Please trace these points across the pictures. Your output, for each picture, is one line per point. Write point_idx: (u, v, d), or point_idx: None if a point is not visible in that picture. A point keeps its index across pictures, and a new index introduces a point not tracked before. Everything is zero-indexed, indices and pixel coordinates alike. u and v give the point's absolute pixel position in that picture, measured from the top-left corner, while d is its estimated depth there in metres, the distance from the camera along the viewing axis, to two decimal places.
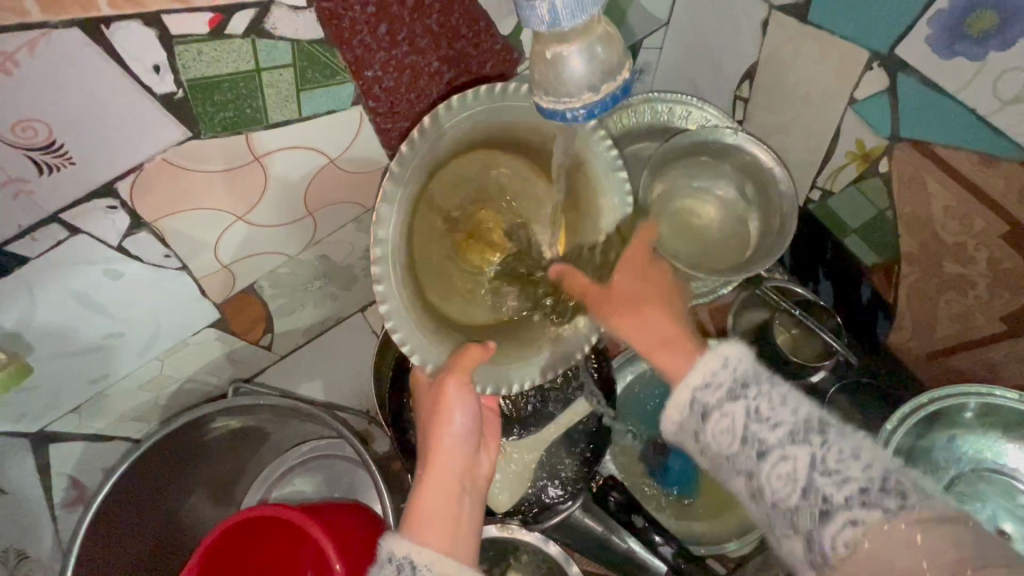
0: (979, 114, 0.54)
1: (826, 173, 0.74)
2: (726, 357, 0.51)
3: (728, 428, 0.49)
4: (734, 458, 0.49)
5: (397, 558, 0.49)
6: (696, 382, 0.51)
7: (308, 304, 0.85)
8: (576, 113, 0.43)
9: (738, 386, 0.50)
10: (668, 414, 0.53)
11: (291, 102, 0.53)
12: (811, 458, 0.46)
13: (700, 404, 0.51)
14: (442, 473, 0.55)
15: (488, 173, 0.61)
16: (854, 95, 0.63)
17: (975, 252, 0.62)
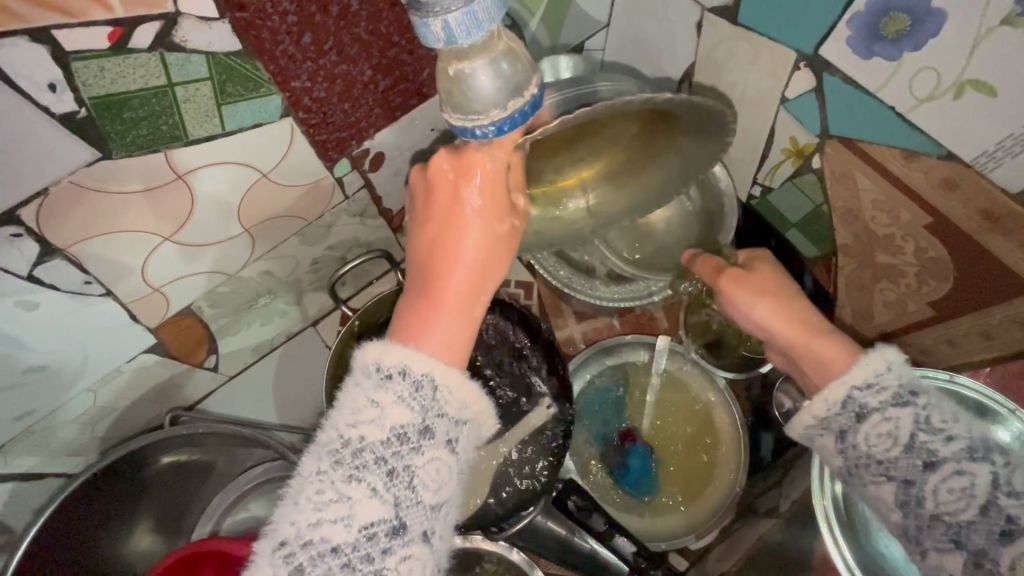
0: (898, 111, 0.55)
1: (765, 169, 0.76)
2: (890, 361, 0.50)
3: (887, 431, 0.48)
4: (891, 463, 0.48)
5: (412, 374, 0.43)
6: (855, 379, 0.51)
7: (255, 322, 0.83)
8: (485, 129, 0.42)
9: (906, 392, 0.49)
10: (815, 408, 0.52)
11: (213, 117, 0.51)
12: (992, 476, 0.45)
13: (858, 402, 0.50)
14: (462, 288, 0.47)
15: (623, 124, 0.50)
16: (785, 94, 0.65)
17: (902, 242, 0.65)
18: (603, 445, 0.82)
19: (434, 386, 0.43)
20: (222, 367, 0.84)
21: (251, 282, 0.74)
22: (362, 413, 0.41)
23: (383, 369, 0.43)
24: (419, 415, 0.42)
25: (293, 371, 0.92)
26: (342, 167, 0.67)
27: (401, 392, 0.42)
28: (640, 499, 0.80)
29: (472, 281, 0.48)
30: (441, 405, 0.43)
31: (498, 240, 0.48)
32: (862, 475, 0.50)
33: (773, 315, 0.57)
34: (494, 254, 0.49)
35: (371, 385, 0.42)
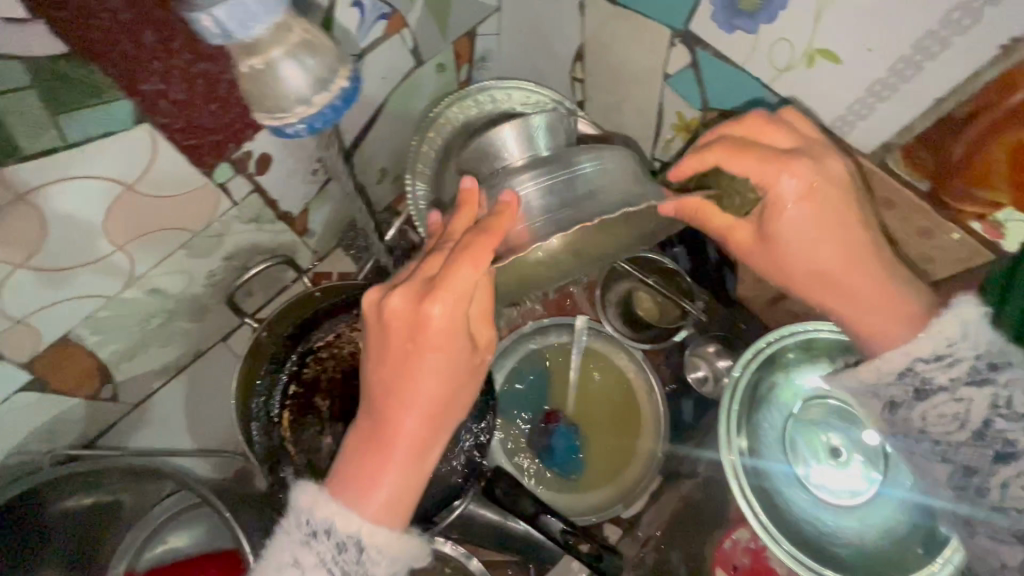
0: (763, 82, 0.58)
1: (660, 146, 0.78)
2: (966, 324, 0.50)
3: (954, 413, 0.50)
4: (950, 445, 0.50)
5: (336, 536, 0.50)
6: (921, 351, 0.51)
7: (154, 344, 0.77)
8: (295, 128, 0.43)
9: (985, 366, 0.49)
10: (875, 370, 0.53)
11: (49, 128, 0.46)
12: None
13: (926, 376, 0.51)
14: (408, 448, 0.51)
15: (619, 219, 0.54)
16: (667, 71, 0.67)
17: None
18: (530, 428, 0.83)
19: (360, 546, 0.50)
20: (121, 395, 0.79)
21: (138, 303, 0.69)
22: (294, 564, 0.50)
23: (312, 525, 0.50)
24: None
25: (204, 392, 0.87)
26: (224, 172, 0.64)
27: (324, 553, 0.50)
28: (570, 478, 0.82)
29: (415, 442, 0.51)
30: (370, 564, 0.51)
31: (451, 399, 0.52)
32: (916, 447, 0.53)
33: (821, 271, 0.56)
34: (443, 404, 0.52)
35: (303, 537, 0.50)
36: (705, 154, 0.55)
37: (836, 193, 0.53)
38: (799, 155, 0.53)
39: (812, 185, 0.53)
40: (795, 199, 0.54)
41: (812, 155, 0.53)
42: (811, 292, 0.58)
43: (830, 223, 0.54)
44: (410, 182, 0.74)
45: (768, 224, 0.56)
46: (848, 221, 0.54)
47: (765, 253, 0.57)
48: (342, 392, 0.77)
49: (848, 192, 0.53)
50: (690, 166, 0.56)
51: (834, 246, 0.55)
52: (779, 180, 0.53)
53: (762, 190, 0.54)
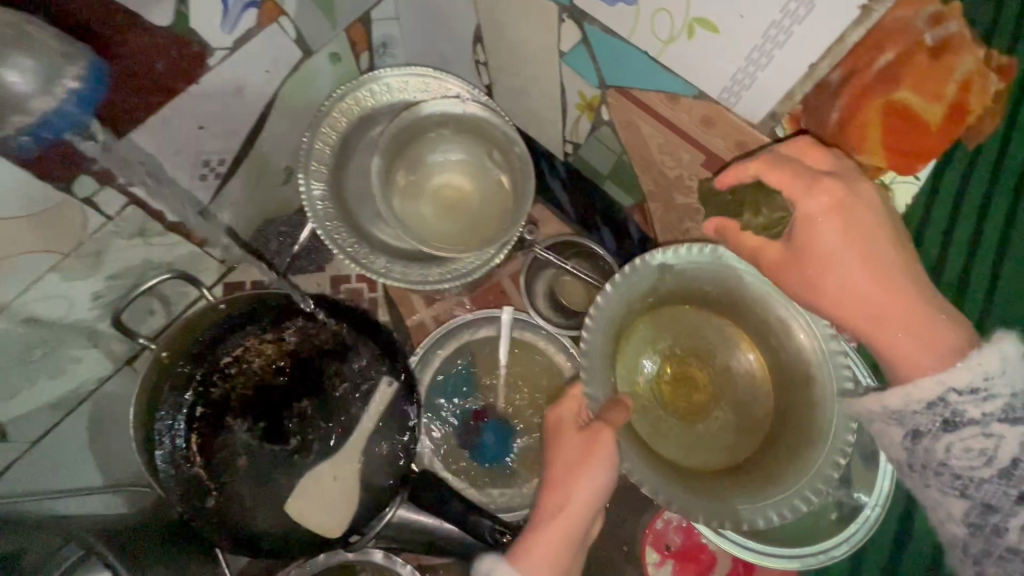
0: (649, 56, 0.56)
1: (569, 126, 0.76)
2: (1000, 359, 0.44)
3: (981, 448, 0.45)
4: (978, 481, 0.45)
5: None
6: (955, 381, 0.46)
7: (42, 376, 0.71)
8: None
9: (1018, 406, 0.44)
10: (893, 398, 0.48)
11: None
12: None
13: (950, 405, 0.46)
14: (576, 512, 0.57)
15: (690, 324, 0.65)
16: (561, 49, 0.64)
17: (690, 182, 0.67)
18: (459, 427, 0.81)
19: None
20: (13, 435, 0.72)
21: (10, 335, 0.63)
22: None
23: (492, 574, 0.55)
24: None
25: (113, 419, 0.82)
26: (86, 185, 0.59)
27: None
28: (503, 472, 0.80)
29: (579, 514, 0.57)
30: None
31: (600, 480, 0.57)
32: (931, 481, 0.48)
33: (853, 292, 0.50)
34: (565, 477, 0.58)
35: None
36: (737, 173, 0.50)
37: (870, 212, 0.49)
38: (835, 175, 0.49)
39: (840, 200, 0.49)
40: (822, 212, 0.50)
41: (846, 174, 0.49)
42: (849, 315, 0.51)
43: (859, 245, 0.49)
44: (304, 184, 0.69)
45: (798, 241, 0.51)
46: (885, 241, 0.49)
47: (801, 272, 0.51)
48: (256, 408, 0.73)
49: (879, 211, 0.49)
50: (733, 178, 0.51)
51: (868, 265, 0.49)
52: (807, 198, 0.50)
53: (786, 204, 0.51)
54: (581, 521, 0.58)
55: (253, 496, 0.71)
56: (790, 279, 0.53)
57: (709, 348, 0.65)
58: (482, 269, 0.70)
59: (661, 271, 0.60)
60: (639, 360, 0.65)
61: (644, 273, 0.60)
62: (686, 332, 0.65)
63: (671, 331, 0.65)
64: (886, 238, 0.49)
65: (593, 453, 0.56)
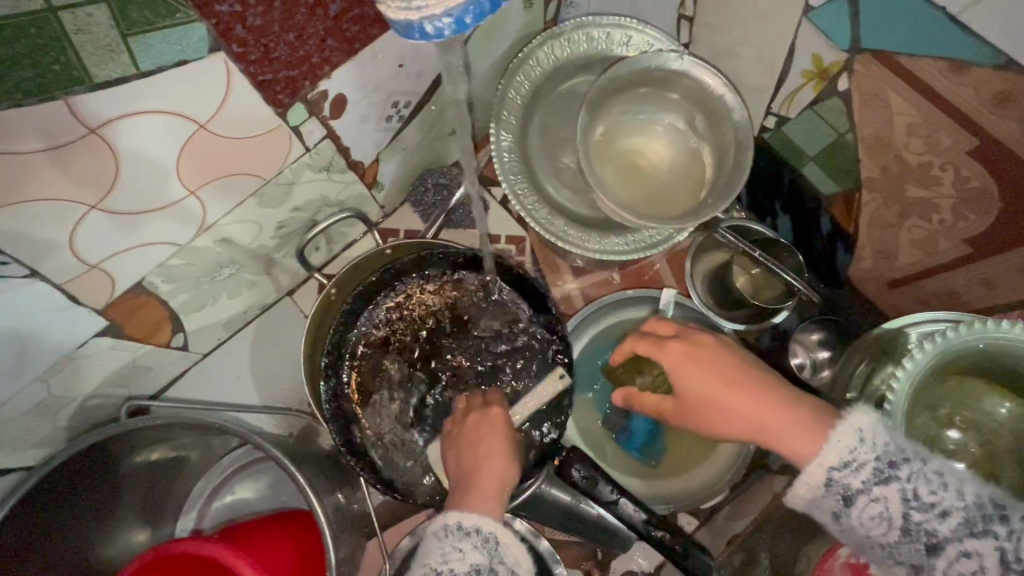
0: (948, 12, 0.47)
1: (781, 96, 0.67)
2: (861, 429, 0.44)
3: (879, 515, 0.43)
4: (894, 548, 0.43)
5: (483, 532, 0.52)
6: (830, 460, 0.45)
7: (222, 295, 0.75)
8: (439, 23, 0.36)
9: (885, 465, 0.43)
10: (797, 492, 0.46)
11: (120, 53, 0.40)
12: (1000, 553, 0.40)
13: (841, 485, 0.44)
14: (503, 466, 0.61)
15: (976, 395, 0.57)
16: (809, 2, 0.56)
17: (940, 172, 0.57)
18: (607, 409, 0.78)
19: (499, 542, 0.53)
20: (191, 345, 0.78)
21: (209, 252, 0.66)
22: (450, 554, 0.51)
23: (463, 526, 0.53)
24: (487, 559, 0.51)
25: (270, 345, 0.86)
26: (297, 115, 0.58)
27: (477, 542, 0.52)
28: (651, 464, 0.77)
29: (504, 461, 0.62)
30: (503, 555, 0.52)
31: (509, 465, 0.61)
32: (870, 555, 0.45)
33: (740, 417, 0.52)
34: (480, 438, 0.62)
35: (456, 534, 0.52)
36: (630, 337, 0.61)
37: (714, 351, 0.55)
38: (679, 337, 0.58)
39: (685, 350, 0.56)
40: (676, 357, 0.56)
41: (687, 335, 0.58)
42: (746, 436, 0.52)
43: (712, 368, 0.54)
44: (495, 134, 0.67)
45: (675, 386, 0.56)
46: (729, 361, 0.54)
47: (696, 413, 0.55)
48: (412, 355, 0.73)
49: (719, 347, 0.56)
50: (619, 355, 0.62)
51: (732, 393, 0.52)
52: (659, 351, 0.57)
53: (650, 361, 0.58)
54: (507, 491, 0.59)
55: (399, 441, 0.72)
56: (690, 415, 0.55)
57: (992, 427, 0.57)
58: (664, 245, 0.67)
59: (959, 333, 0.53)
60: (916, 426, 0.56)
61: (955, 333, 0.52)
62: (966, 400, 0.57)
63: (951, 400, 0.57)
64: (731, 360, 0.55)
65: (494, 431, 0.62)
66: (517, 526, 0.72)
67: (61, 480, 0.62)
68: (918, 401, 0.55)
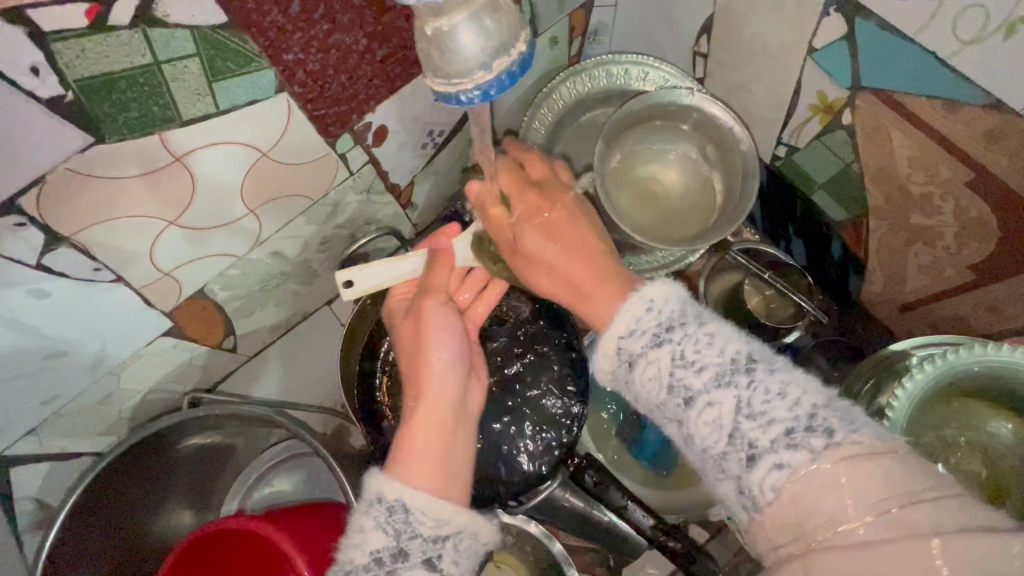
0: (938, 56, 0.51)
1: (790, 128, 0.71)
2: (650, 300, 0.46)
3: (655, 377, 0.44)
4: (663, 407, 0.44)
5: (386, 500, 0.44)
6: (618, 330, 0.47)
7: (270, 303, 0.83)
8: (470, 95, 0.42)
9: (662, 331, 0.45)
10: (598, 363, 0.48)
11: (205, 96, 0.48)
12: (738, 402, 0.40)
13: (627, 352, 0.46)
14: (433, 405, 0.52)
15: (979, 416, 0.59)
16: (812, 44, 0.60)
17: (941, 202, 0.60)
18: (619, 418, 0.82)
19: (408, 509, 0.44)
20: (239, 347, 0.85)
21: (261, 263, 0.74)
22: (352, 540, 0.44)
23: (369, 496, 0.45)
24: (394, 538, 0.44)
25: (310, 350, 0.93)
26: (343, 143, 0.65)
27: (378, 517, 0.44)
28: (661, 473, 0.80)
29: (438, 399, 0.52)
30: (416, 524, 0.44)
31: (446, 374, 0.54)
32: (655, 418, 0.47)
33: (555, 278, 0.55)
34: (415, 368, 0.55)
35: (362, 508, 0.45)
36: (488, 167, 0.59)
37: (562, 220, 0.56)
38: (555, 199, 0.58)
39: (533, 206, 0.57)
40: (525, 214, 0.57)
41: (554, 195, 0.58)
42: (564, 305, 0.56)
43: (554, 235, 0.55)
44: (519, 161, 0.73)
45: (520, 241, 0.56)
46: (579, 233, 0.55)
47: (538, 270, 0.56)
48: None
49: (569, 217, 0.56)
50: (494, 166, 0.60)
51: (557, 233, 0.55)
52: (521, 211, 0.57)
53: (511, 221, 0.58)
54: (449, 418, 0.52)
55: None
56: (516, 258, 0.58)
57: (1000, 450, 0.59)
58: (676, 266, 0.72)
59: (960, 356, 0.56)
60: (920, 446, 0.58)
61: (951, 355, 0.55)
62: (969, 422, 0.59)
63: (955, 423, 0.59)
64: (579, 232, 0.55)
65: (423, 346, 0.56)
66: (532, 528, 0.74)
67: (126, 461, 0.70)
68: (920, 422, 0.58)
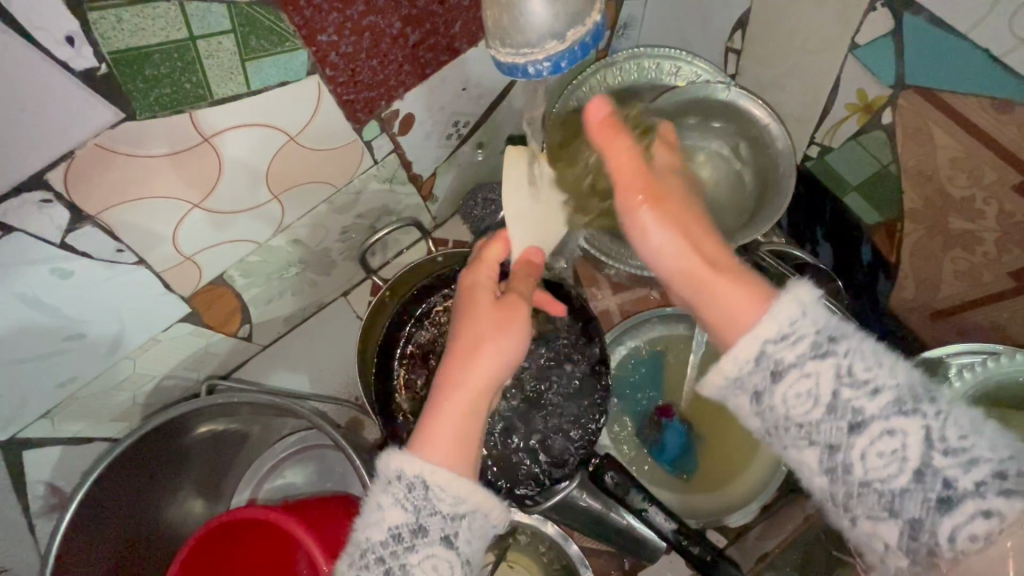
0: (992, 54, 0.50)
1: (824, 128, 0.70)
2: (806, 304, 0.43)
3: (808, 390, 0.42)
4: (814, 427, 0.42)
5: (406, 479, 0.44)
6: (768, 332, 0.43)
7: (287, 292, 0.82)
8: (539, 66, 0.42)
9: (824, 339, 0.42)
10: (725, 366, 0.45)
11: (237, 75, 0.47)
12: (925, 433, 0.38)
13: (773, 360, 0.43)
14: (477, 379, 0.49)
15: None
16: (855, 41, 0.59)
17: (983, 206, 0.59)
18: (640, 420, 0.81)
19: (427, 490, 0.43)
20: (254, 336, 0.84)
21: (282, 251, 0.73)
22: (371, 515, 0.44)
23: (388, 475, 0.44)
24: (413, 514, 0.43)
25: (324, 341, 0.92)
26: (370, 130, 0.64)
27: (398, 493, 0.43)
28: (681, 475, 0.79)
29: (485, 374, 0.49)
30: (435, 502, 0.43)
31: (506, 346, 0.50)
32: (781, 438, 0.44)
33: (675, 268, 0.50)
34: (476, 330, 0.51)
35: (380, 487, 0.45)
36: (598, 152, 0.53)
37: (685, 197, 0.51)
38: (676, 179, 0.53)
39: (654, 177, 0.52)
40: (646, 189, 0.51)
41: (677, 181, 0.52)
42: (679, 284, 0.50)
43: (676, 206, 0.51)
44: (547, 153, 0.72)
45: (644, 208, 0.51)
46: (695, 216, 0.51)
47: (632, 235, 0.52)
48: None
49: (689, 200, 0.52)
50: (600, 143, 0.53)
51: (677, 224, 0.50)
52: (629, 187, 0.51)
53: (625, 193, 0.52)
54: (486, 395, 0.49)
55: None
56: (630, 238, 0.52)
57: None
58: None
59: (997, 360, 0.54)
60: None
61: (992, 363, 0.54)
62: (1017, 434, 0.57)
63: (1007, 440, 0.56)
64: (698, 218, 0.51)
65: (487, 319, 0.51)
66: (548, 529, 0.72)
67: (138, 448, 0.69)
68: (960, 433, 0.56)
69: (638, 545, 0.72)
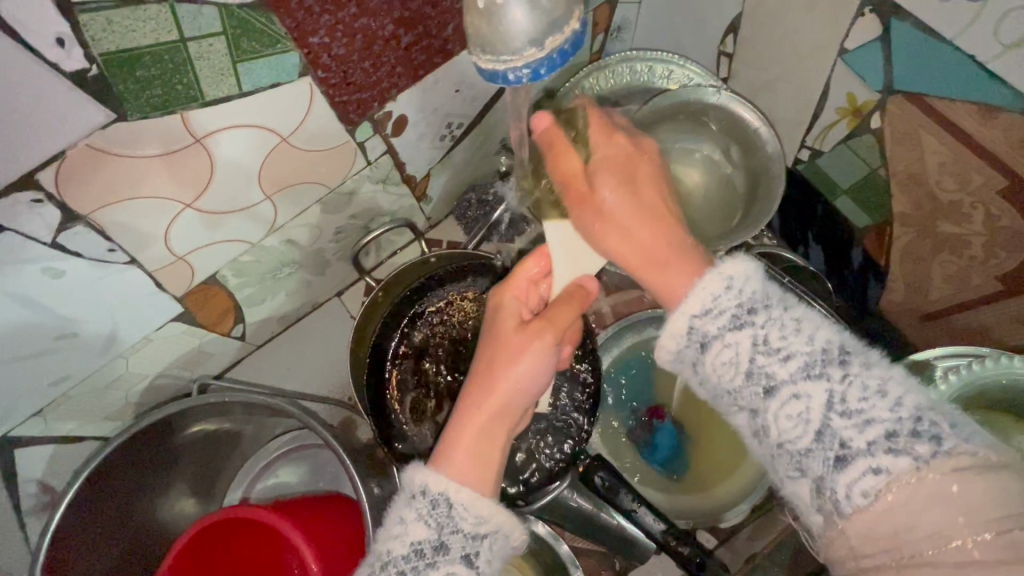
0: (978, 60, 0.50)
1: (815, 132, 0.70)
2: (731, 278, 0.43)
3: (731, 359, 0.41)
4: (736, 392, 0.42)
5: (429, 494, 0.42)
6: (692, 308, 0.43)
7: (280, 292, 0.82)
8: (518, 73, 0.42)
9: (744, 312, 0.41)
10: (662, 342, 0.45)
11: (228, 76, 0.47)
12: (829, 395, 0.37)
13: (700, 332, 0.43)
14: (502, 401, 0.48)
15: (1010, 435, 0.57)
16: (844, 45, 0.59)
17: (970, 210, 0.59)
18: (630, 422, 0.82)
19: (450, 507, 0.42)
20: (248, 336, 0.85)
21: (275, 251, 0.73)
22: (393, 529, 0.42)
23: (413, 488, 0.43)
24: (436, 531, 0.41)
25: (317, 341, 0.93)
26: (363, 131, 0.64)
27: (422, 509, 0.42)
28: (670, 476, 0.80)
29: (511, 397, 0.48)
30: (458, 520, 0.42)
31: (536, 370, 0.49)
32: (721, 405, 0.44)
33: (628, 248, 0.50)
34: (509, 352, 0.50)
35: (404, 501, 0.43)
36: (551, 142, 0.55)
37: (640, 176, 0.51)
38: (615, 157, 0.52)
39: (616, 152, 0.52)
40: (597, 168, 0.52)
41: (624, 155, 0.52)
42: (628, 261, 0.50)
43: (623, 180, 0.51)
44: None
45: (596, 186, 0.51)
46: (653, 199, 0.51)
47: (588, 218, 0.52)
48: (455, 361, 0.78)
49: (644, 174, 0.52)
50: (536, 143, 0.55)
51: (632, 200, 0.50)
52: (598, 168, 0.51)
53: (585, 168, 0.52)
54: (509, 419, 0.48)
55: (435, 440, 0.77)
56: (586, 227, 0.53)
57: None
58: None
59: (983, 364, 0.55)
60: None
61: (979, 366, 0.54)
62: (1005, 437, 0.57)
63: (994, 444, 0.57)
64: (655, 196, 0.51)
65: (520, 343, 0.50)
66: (539, 528, 0.73)
67: (131, 446, 0.69)
68: None
69: (627, 545, 0.71)
